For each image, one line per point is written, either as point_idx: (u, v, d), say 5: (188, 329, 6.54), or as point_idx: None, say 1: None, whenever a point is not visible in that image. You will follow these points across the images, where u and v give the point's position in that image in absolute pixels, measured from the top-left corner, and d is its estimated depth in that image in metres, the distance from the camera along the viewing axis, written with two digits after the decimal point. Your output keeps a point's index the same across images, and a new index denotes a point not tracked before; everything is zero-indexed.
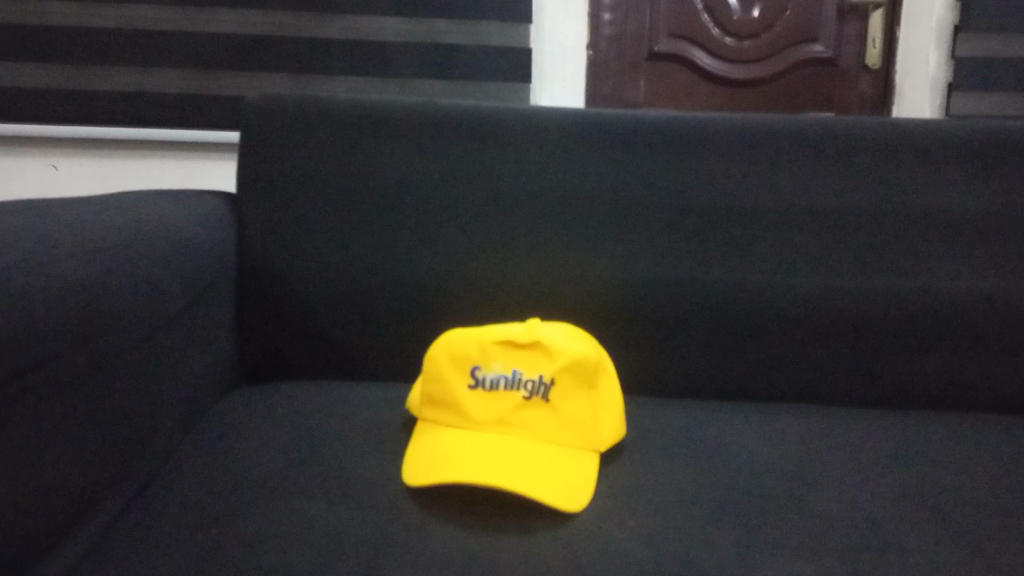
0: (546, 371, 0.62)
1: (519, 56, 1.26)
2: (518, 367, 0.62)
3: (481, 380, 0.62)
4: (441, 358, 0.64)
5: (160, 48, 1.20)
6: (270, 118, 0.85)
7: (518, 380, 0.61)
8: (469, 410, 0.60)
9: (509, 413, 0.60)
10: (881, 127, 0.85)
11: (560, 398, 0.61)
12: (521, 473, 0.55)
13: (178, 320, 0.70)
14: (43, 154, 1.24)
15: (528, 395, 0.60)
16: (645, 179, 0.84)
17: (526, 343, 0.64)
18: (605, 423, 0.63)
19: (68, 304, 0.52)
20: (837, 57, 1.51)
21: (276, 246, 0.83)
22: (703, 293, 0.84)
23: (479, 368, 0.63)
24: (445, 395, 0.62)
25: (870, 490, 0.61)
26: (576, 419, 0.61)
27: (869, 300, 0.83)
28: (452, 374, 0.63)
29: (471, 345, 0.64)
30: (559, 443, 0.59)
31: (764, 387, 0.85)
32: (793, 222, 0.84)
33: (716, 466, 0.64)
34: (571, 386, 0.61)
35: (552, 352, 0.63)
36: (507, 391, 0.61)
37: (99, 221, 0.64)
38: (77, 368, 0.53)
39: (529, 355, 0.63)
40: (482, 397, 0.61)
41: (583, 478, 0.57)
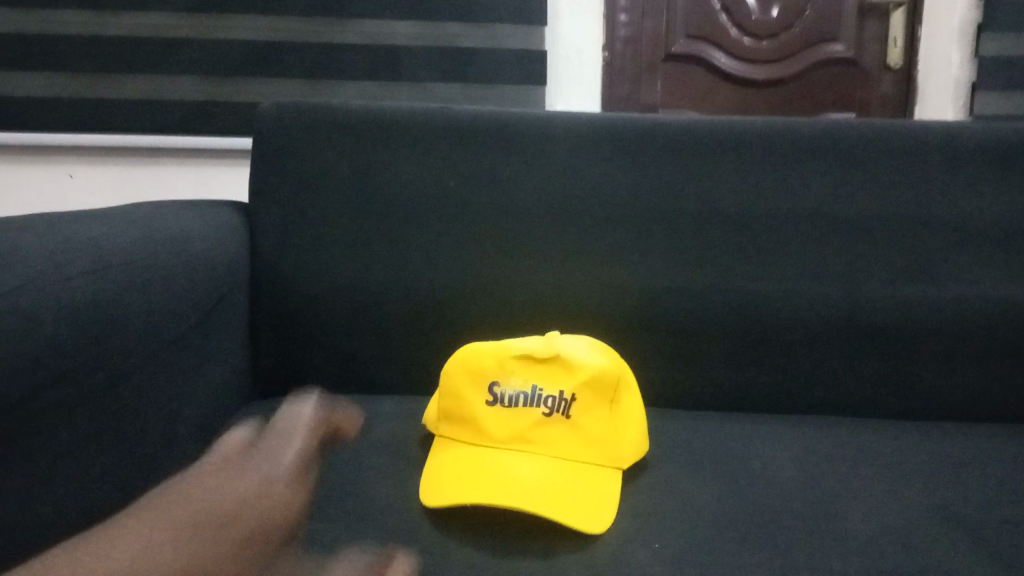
0: (567, 386, 0.61)
1: (535, 59, 1.24)
2: (538, 382, 0.62)
3: (499, 397, 0.61)
4: (459, 374, 0.63)
5: (174, 56, 1.20)
6: (282, 125, 0.84)
7: (538, 396, 0.61)
8: (488, 427, 0.60)
9: (528, 430, 0.59)
10: (908, 130, 0.82)
11: (582, 413, 0.60)
12: (542, 493, 0.53)
13: (190, 333, 0.69)
14: (59, 164, 1.24)
15: (548, 412, 0.60)
16: (662, 184, 0.82)
17: (545, 358, 0.63)
18: (629, 440, 0.61)
19: (80, 316, 0.52)
20: (858, 56, 1.48)
21: (289, 255, 0.82)
22: (725, 302, 0.81)
23: (498, 384, 0.62)
24: (464, 412, 0.61)
25: (903, 506, 0.59)
26: (599, 435, 0.60)
27: (897, 309, 0.81)
28: (470, 390, 0.62)
29: (490, 361, 0.64)
30: (581, 460, 0.58)
31: (789, 398, 0.83)
32: (817, 229, 0.82)
33: (741, 483, 0.62)
34: (592, 401, 0.61)
35: (573, 367, 0.62)
36: (527, 406, 0.60)
37: (112, 231, 0.64)
38: (90, 381, 0.53)
39: (548, 370, 0.62)
40: (501, 414, 0.60)
41: (607, 497, 0.56)
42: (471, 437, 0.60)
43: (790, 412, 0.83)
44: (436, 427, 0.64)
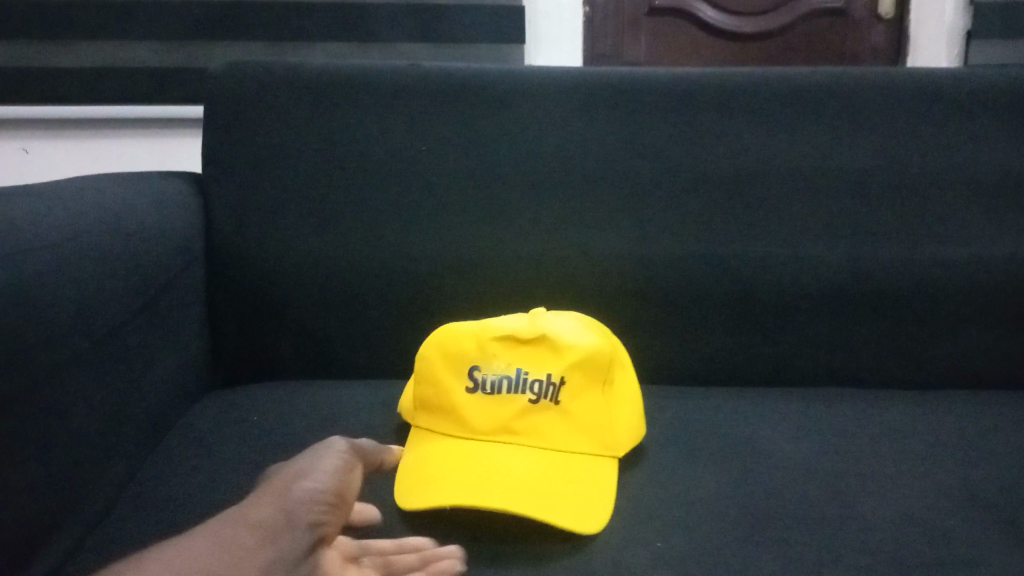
0: (554, 369, 0.56)
1: (512, 14, 1.17)
2: (522, 366, 0.57)
3: (480, 383, 0.57)
4: (435, 357, 0.59)
5: (129, 19, 1.12)
6: (241, 88, 0.77)
7: (524, 381, 0.56)
8: (470, 417, 0.55)
9: (514, 420, 0.55)
10: (910, 80, 0.77)
11: (572, 398, 0.56)
12: (532, 493, 0.49)
13: (144, 317, 0.63)
14: (13, 138, 1.17)
15: (535, 399, 0.55)
16: (652, 143, 0.77)
17: (530, 338, 0.58)
18: (622, 424, 0.57)
19: (15, 303, 0.46)
20: (847, 6, 1.42)
21: (254, 230, 0.76)
22: (720, 270, 0.77)
23: (479, 368, 0.58)
24: (443, 401, 0.57)
25: (919, 487, 0.55)
26: (591, 422, 0.55)
27: (901, 272, 0.76)
28: (448, 376, 0.58)
29: (469, 342, 0.59)
30: (573, 451, 0.54)
31: (790, 369, 0.79)
32: (816, 189, 0.77)
33: (745, 469, 0.57)
34: (583, 384, 0.56)
35: (560, 347, 0.58)
36: (511, 393, 0.56)
37: (52, 207, 0.57)
38: (31, 374, 0.47)
39: (533, 351, 0.58)
40: (484, 402, 0.56)
41: (602, 490, 0.52)
42: (451, 428, 0.56)
43: (791, 384, 0.79)
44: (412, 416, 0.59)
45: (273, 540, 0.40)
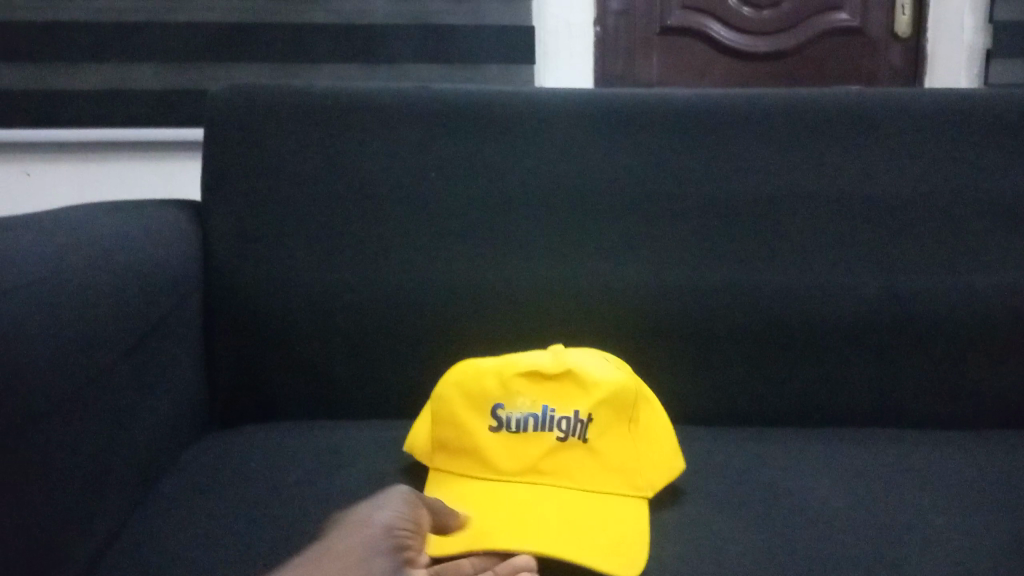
0: (581, 406, 0.55)
1: (523, 34, 1.15)
2: (547, 403, 0.55)
3: (504, 421, 0.55)
4: (456, 396, 0.56)
5: (133, 41, 1.10)
6: (244, 112, 0.75)
7: (551, 419, 0.54)
8: (496, 459, 0.53)
9: (542, 460, 0.53)
10: (942, 103, 0.74)
11: (601, 437, 0.54)
12: (567, 537, 0.47)
13: (139, 357, 0.60)
14: (14, 161, 1.15)
15: (562, 437, 0.54)
16: (672, 170, 0.74)
17: (554, 373, 0.57)
18: (656, 460, 0.55)
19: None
20: (864, 25, 1.39)
21: (256, 261, 0.73)
22: (745, 303, 0.73)
23: (502, 406, 0.55)
24: (466, 442, 0.55)
25: (967, 548, 0.51)
26: (622, 460, 0.54)
27: (936, 306, 0.73)
28: (471, 415, 0.56)
29: (489, 379, 0.57)
30: (605, 491, 0.52)
31: (820, 408, 0.74)
32: (844, 218, 0.73)
33: (777, 526, 0.54)
34: (611, 421, 0.55)
35: (587, 383, 0.56)
36: (537, 432, 0.54)
37: (40, 243, 0.54)
38: (2, 431, 0.43)
39: (557, 387, 0.56)
40: (509, 442, 0.54)
41: (639, 531, 0.50)
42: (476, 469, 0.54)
43: (820, 424, 0.75)
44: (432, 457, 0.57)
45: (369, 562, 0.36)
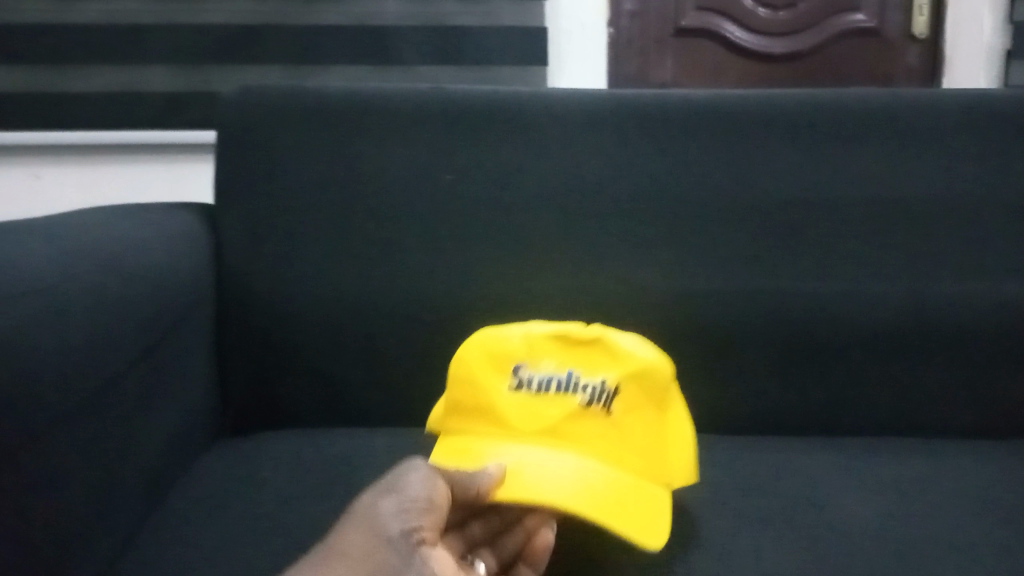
0: (611, 376, 0.52)
1: (536, 35, 1.13)
2: (574, 368, 0.52)
3: (525, 381, 0.52)
4: (477, 355, 0.54)
5: (144, 43, 1.09)
6: (257, 114, 0.74)
7: (576, 383, 0.51)
8: (511, 417, 0.50)
9: (561, 423, 0.49)
10: (970, 103, 0.72)
11: (626, 410, 0.51)
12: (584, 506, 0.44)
13: (149, 364, 0.59)
14: (24, 164, 1.14)
15: (586, 402, 0.50)
16: (692, 173, 0.72)
17: (586, 340, 0.54)
18: (676, 453, 0.53)
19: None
20: (881, 26, 1.37)
21: (268, 266, 0.72)
22: (766, 309, 0.71)
23: (525, 367, 0.53)
24: (480, 399, 0.51)
25: (1001, 565, 0.49)
26: (645, 439, 0.51)
27: (965, 313, 0.70)
28: (491, 373, 0.53)
29: (517, 339, 0.54)
30: (625, 467, 0.49)
31: (846, 419, 0.72)
32: (870, 221, 0.71)
33: (806, 543, 0.52)
34: (639, 398, 0.52)
35: (618, 354, 0.53)
36: (561, 393, 0.51)
37: (49, 247, 0.53)
38: (10, 441, 0.42)
39: (588, 353, 0.53)
40: (529, 401, 0.51)
41: (655, 514, 0.47)
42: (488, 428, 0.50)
43: (846, 435, 0.73)
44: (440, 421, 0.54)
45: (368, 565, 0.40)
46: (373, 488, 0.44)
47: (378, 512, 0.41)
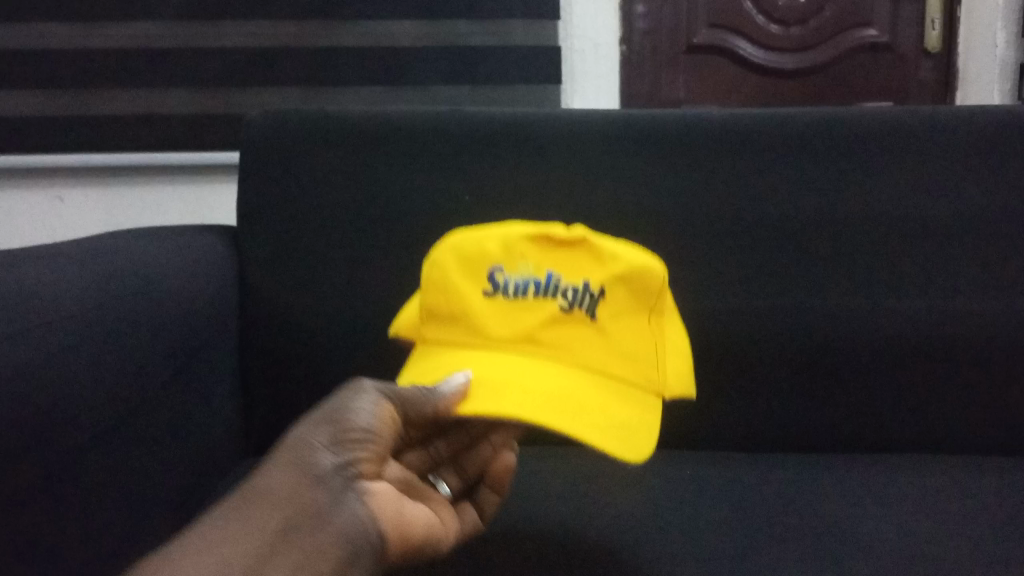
0: (593, 279, 0.53)
1: (550, 55, 1.14)
2: (555, 272, 0.53)
3: (503, 285, 0.52)
4: (455, 260, 0.54)
5: (164, 67, 1.11)
6: (279, 137, 0.75)
7: (557, 287, 0.52)
8: (490, 322, 0.50)
9: (540, 327, 0.50)
10: (986, 118, 0.72)
11: (609, 314, 0.51)
12: (565, 410, 0.45)
13: (173, 385, 0.60)
14: (48, 187, 1.17)
15: (566, 307, 0.51)
16: (708, 191, 0.73)
17: (568, 246, 0.55)
18: (663, 358, 0.53)
19: (9, 392, 0.42)
20: (894, 41, 1.37)
21: (290, 286, 0.73)
22: (783, 327, 0.72)
23: (503, 271, 0.53)
24: (457, 304, 0.52)
25: None
26: (632, 343, 0.51)
27: (985, 328, 0.70)
28: (467, 280, 0.53)
29: (494, 244, 0.55)
30: (611, 369, 0.49)
31: (868, 435, 0.72)
32: (886, 238, 0.71)
33: (831, 561, 0.51)
34: (623, 299, 0.53)
35: (602, 258, 0.54)
36: (542, 298, 0.51)
37: (75, 271, 0.54)
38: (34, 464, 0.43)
39: (569, 256, 0.54)
40: (508, 305, 0.51)
41: (638, 417, 0.48)
42: (465, 334, 0.51)
43: (868, 452, 0.72)
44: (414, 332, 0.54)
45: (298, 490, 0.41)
46: (307, 419, 0.45)
47: (313, 441, 0.43)
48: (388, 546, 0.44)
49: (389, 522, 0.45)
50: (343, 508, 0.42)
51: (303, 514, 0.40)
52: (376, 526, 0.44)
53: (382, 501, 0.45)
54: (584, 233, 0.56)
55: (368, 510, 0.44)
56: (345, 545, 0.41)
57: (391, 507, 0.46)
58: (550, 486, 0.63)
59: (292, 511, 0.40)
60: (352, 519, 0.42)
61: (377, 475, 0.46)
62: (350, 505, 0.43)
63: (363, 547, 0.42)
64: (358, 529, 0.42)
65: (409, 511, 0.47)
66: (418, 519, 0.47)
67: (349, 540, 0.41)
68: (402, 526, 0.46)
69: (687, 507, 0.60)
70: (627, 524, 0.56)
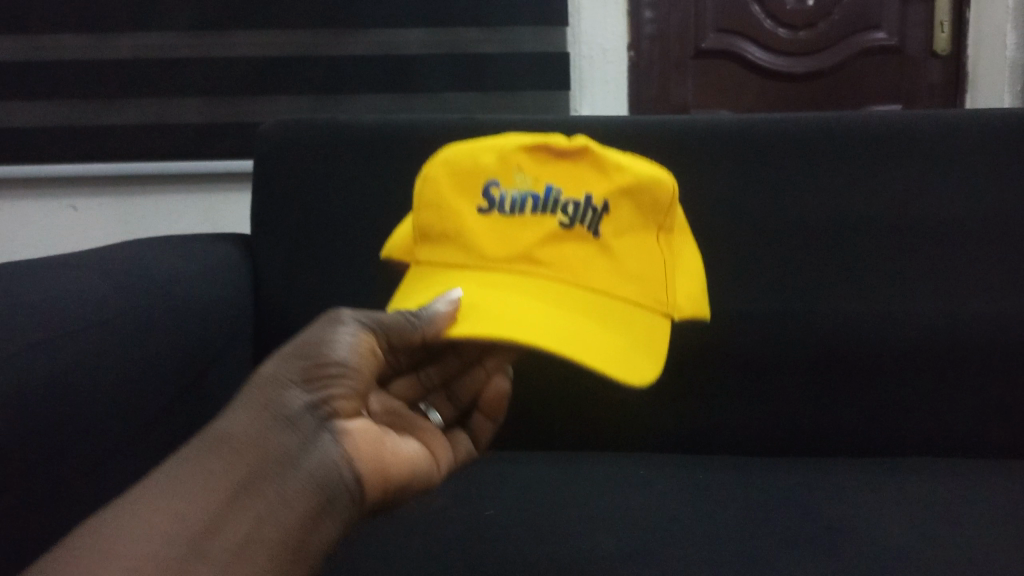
0: (596, 193, 0.51)
1: (558, 61, 1.15)
2: (555, 185, 0.52)
3: (500, 202, 0.51)
4: (451, 177, 0.53)
5: (177, 76, 1.13)
6: (292, 146, 0.76)
7: (558, 201, 0.51)
8: (487, 241, 0.50)
9: (539, 245, 0.49)
10: (997, 121, 0.72)
11: (611, 232, 0.51)
12: (563, 329, 0.44)
13: (188, 391, 0.61)
14: (62, 196, 1.18)
15: (566, 224, 0.50)
16: (717, 196, 0.73)
17: (569, 158, 0.53)
18: (667, 277, 0.53)
19: (29, 400, 0.43)
20: (903, 43, 1.37)
21: (304, 292, 0.74)
22: (792, 330, 0.72)
23: (499, 186, 0.52)
24: (452, 224, 0.51)
25: None
26: (635, 260, 0.51)
27: (996, 331, 0.70)
28: (462, 199, 0.52)
29: (490, 158, 0.53)
30: (613, 289, 0.49)
31: (881, 439, 0.72)
32: (896, 241, 0.71)
33: (843, 564, 0.51)
34: (626, 213, 0.52)
35: (605, 172, 0.52)
36: (541, 214, 0.50)
37: (93, 281, 0.55)
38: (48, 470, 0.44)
39: (570, 169, 0.53)
40: (505, 222, 0.50)
41: (639, 339, 0.48)
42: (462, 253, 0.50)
43: (881, 456, 0.72)
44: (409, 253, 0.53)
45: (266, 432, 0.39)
46: (278, 357, 0.44)
47: (284, 378, 0.42)
48: (366, 486, 0.42)
49: (366, 462, 0.43)
50: (317, 448, 0.41)
51: (268, 459, 0.38)
52: (351, 468, 0.42)
53: (359, 441, 0.44)
54: (585, 142, 0.54)
55: (342, 451, 0.42)
56: (315, 490, 0.39)
57: (368, 447, 0.44)
58: (564, 489, 0.64)
59: (255, 457, 0.38)
60: (324, 462, 0.40)
61: (355, 413, 0.45)
62: (322, 446, 0.41)
63: (336, 490, 0.40)
64: (330, 472, 0.40)
65: (390, 449, 0.46)
66: (397, 458, 0.46)
67: (320, 485, 0.39)
68: (381, 466, 0.44)
69: (699, 510, 0.60)
70: (640, 526, 0.57)
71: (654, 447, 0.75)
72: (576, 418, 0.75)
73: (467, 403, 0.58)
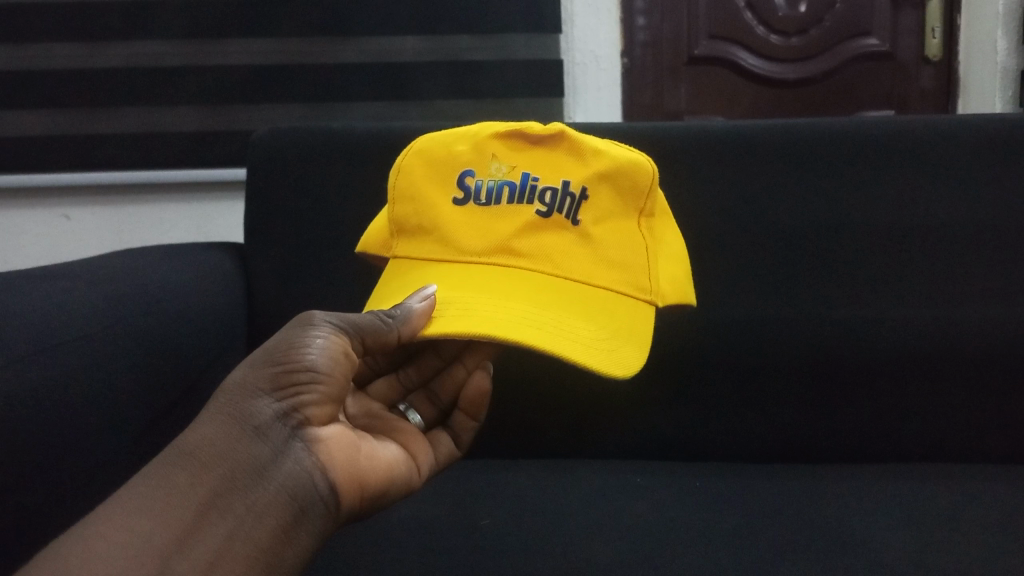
0: (573, 178, 0.52)
1: (552, 68, 1.15)
2: (531, 171, 0.53)
3: (478, 189, 0.52)
4: (428, 169, 0.54)
5: (169, 85, 1.12)
6: (287, 154, 0.76)
7: (534, 190, 0.52)
8: (463, 231, 0.51)
9: (517, 235, 0.50)
10: (990, 125, 0.72)
11: (591, 220, 0.51)
12: (541, 321, 0.45)
13: (183, 401, 0.60)
14: (54, 205, 1.18)
15: (544, 212, 0.51)
16: (714, 202, 0.73)
17: (547, 145, 0.54)
18: (651, 263, 0.53)
19: (18, 413, 0.42)
20: (894, 49, 1.38)
21: (300, 300, 0.74)
22: (787, 336, 0.72)
23: (475, 175, 0.53)
24: (429, 215, 0.52)
25: None
26: (615, 248, 0.51)
27: (993, 335, 0.70)
28: (439, 190, 0.53)
29: (465, 147, 0.55)
30: (593, 278, 0.50)
31: (879, 445, 0.72)
32: (892, 246, 0.71)
33: (845, 571, 0.51)
34: (605, 198, 0.52)
35: (583, 157, 0.53)
36: (517, 203, 0.51)
37: (87, 291, 0.55)
38: (35, 477, 0.43)
39: (547, 155, 0.54)
40: (481, 211, 0.51)
41: (620, 329, 0.48)
42: (440, 243, 0.51)
43: (880, 461, 0.72)
44: (391, 244, 0.54)
45: (233, 448, 0.37)
46: (247, 362, 0.42)
47: (252, 388, 0.40)
48: (340, 496, 0.41)
49: (341, 470, 0.42)
50: (288, 460, 0.39)
51: (236, 473, 0.37)
52: (325, 477, 0.40)
53: (334, 448, 0.42)
54: (562, 127, 0.55)
55: (315, 460, 0.40)
56: (286, 503, 0.38)
57: (342, 454, 0.42)
58: (561, 498, 0.63)
59: (223, 470, 0.37)
60: (296, 473, 0.39)
61: (330, 418, 0.43)
62: (293, 457, 0.39)
63: (309, 502, 0.39)
64: (302, 484, 0.39)
65: (365, 454, 0.44)
66: (373, 463, 0.45)
67: (292, 497, 0.38)
68: (356, 473, 0.43)
69: (696, 515, 0.60)
70: (639, 534, 0.56)
71: (652, 454, 0.74)
72: (574, 426, 0.74)
73: (448, 401, 0.58)
